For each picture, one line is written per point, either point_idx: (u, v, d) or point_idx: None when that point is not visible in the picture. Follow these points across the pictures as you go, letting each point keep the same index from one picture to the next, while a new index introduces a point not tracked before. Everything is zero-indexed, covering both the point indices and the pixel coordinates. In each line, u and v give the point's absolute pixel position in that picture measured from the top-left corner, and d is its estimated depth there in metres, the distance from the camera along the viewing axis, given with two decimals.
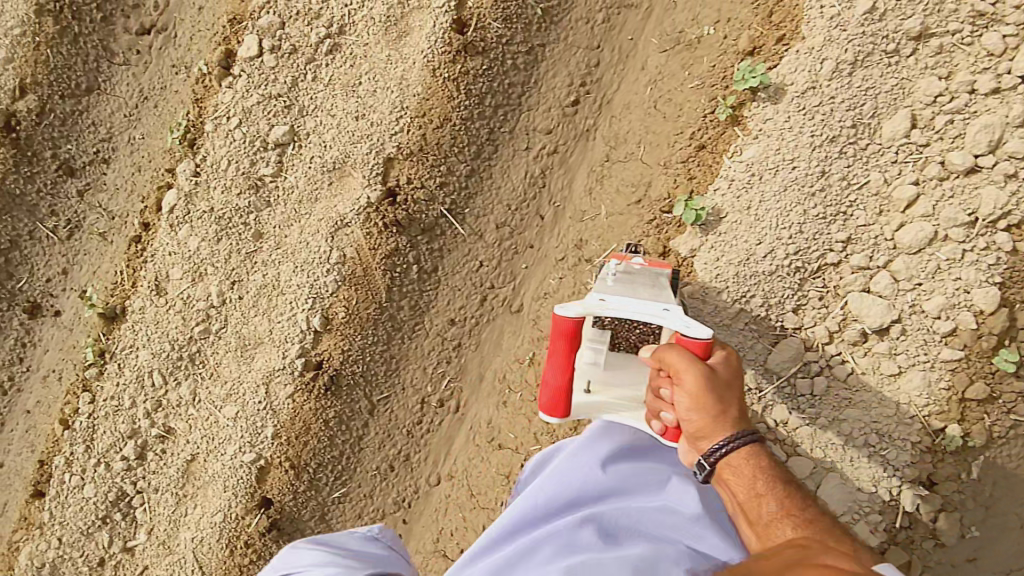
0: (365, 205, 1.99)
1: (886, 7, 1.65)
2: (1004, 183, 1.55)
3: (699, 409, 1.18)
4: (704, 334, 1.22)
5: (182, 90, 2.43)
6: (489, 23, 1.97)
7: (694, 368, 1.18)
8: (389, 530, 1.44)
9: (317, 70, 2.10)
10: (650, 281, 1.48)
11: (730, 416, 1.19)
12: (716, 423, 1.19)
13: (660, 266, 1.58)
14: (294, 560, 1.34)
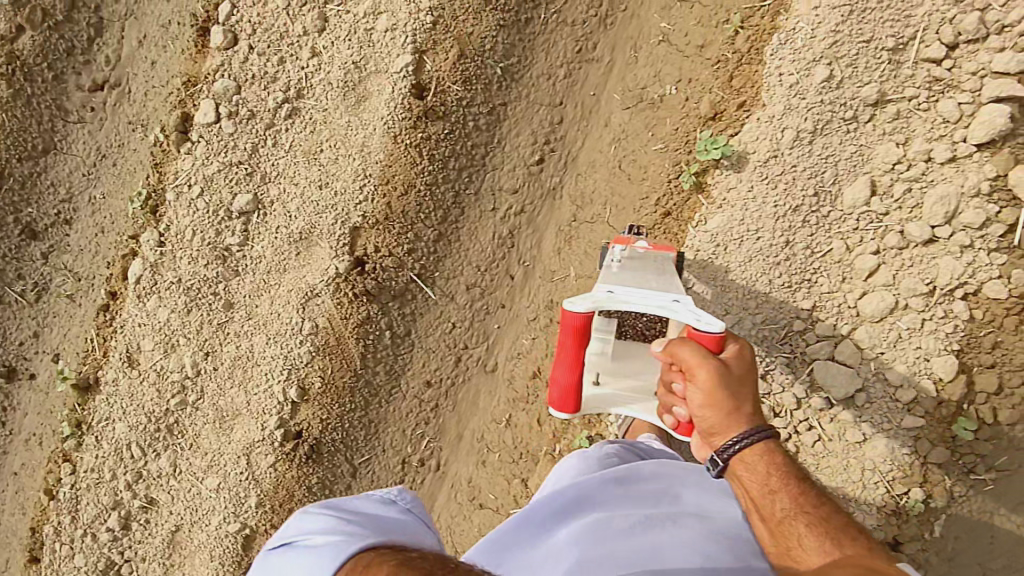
0: (333, 276, 1.99)
1: (844, 75, 1.65)
2: (960, 254, 1.59)
3: (711, 404, 1.15)
4: (718, 327, 1.19)
5: (139, 146, 2.36)
6: (448, 86, 1.94)
7: (706, 364, 1.15)
8: (413, 491, 1.08)
9: (278, 135, 2.06)
10: (655, 265, 1.48)
11: (743, 411, 1.16)
12: (728, 418, 1.15)
13: (664, 250, 1.57)
14: (297, 529, 0.97)
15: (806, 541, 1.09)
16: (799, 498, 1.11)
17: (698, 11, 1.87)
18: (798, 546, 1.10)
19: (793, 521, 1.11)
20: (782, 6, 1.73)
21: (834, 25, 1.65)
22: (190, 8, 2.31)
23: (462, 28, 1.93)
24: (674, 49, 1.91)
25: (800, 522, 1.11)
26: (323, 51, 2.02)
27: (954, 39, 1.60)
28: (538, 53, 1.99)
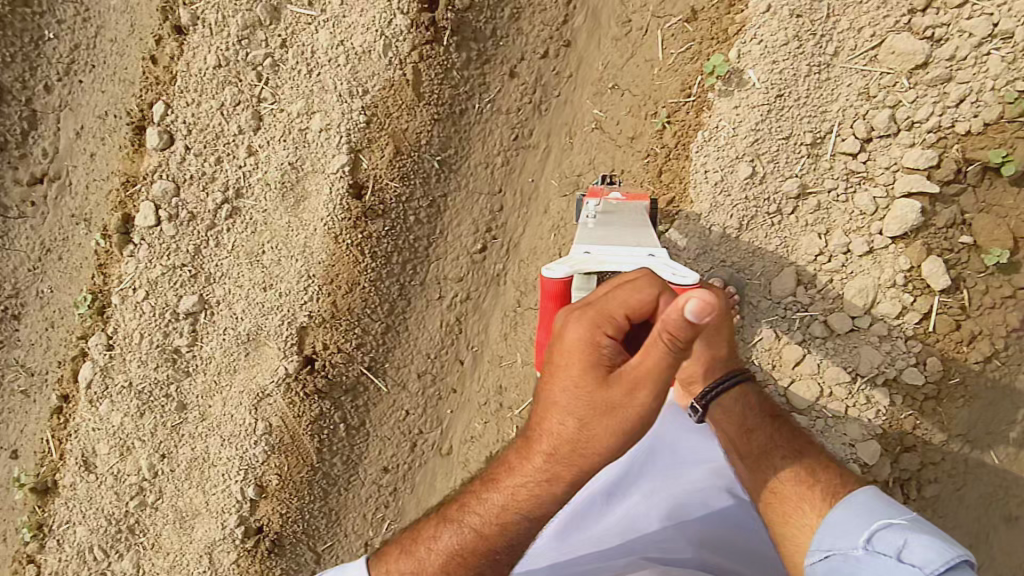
0: (283, 377, 2.02)
1: (766, 171, 1.70)
2: (880, 343, 1.66)
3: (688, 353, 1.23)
4: (692, 280, 1.23)
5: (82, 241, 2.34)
6: (386, 184, 1.95)
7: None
8: None
9: (219, 235, 2.07)
10: (630, 215, 1.51)
11: (717, 358, 1.24)
12: (707, 366, 1.24)
13: (638, 200, 1.61)
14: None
15: (782, 475, 1.21)
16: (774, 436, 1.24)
17: (629, 100, 1.89)
18: (775, 479, 1.22)
19: (768, 457, 1.23)
20: (704, 102, 1.76)
21: (754, 123, 1.69)
22: (126, 100, 2.29)
23: (396, 125, 1.93)
24: (607, 137, 1.92)
25: (776, 457, 1.23)
26: (259, 150, 2.03)
27: (868, 134, 1.66)
28: (474, 142, 2.00)
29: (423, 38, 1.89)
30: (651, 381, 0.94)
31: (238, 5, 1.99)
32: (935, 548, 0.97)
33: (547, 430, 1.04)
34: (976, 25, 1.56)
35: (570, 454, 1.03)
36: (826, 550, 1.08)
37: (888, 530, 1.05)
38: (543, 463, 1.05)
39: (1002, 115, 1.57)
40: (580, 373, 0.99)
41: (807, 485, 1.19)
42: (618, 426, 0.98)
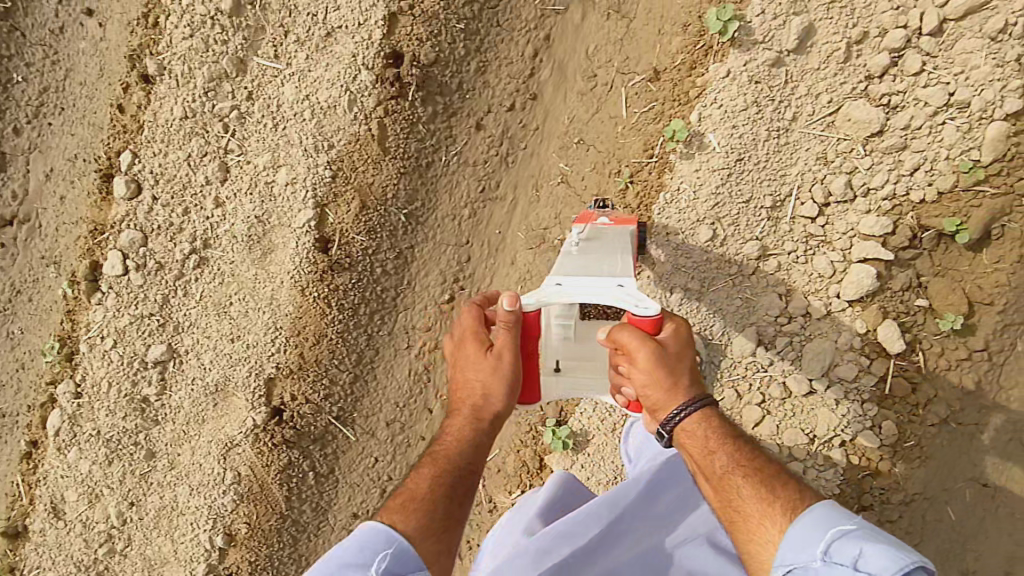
0: (251, 428, 2.02)
1: (726, 234, 1.72)
2: (836, 406, 1.68)
3: (653, 385, 1.20)
4: (654, 311, 1.21)
5: (52, 283, 2.27)
6: (352, 237, 1.96)
7: (644, 345, 1.19)
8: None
9: (187, 285, 2.07)
10: (613, 242, 1.49)
11: (681, 384, 1.21)
12: (670, 392, 1.21)
13: (626, 225, 1.58)
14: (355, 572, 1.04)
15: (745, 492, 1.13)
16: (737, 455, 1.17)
17: (594, 156, 1.90)
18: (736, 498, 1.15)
19: (729, 476, 1.16)
20: (666, 163, 1.78)
21: (714, 186, 1.70)
22: (96, 144, 2.26)
23: (362, 180, 1.94)
24: (573, 191, 1.94)
25: (736, 476, 1.15)
26: (226, 202, 2.03)
27: (826, 199, 1.67)
28: (441, 194, 2.01)
29: (388, 93, 1.90)
30: (508, 340, 1.22)
31: (205, 57, 1.99)
32: (890, 554, 0.89)
33: (469, 395, 1.26)
34: (931, 94, 1.59)
35: (483, 410, 1.24)
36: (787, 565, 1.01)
37: (847, 539, 0.97)
38: (469, 422, 1.25)
39: (956, 184, 1.60)
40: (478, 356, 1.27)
41: (767, 502, 1.11)
42: (502, 376, 1.24)
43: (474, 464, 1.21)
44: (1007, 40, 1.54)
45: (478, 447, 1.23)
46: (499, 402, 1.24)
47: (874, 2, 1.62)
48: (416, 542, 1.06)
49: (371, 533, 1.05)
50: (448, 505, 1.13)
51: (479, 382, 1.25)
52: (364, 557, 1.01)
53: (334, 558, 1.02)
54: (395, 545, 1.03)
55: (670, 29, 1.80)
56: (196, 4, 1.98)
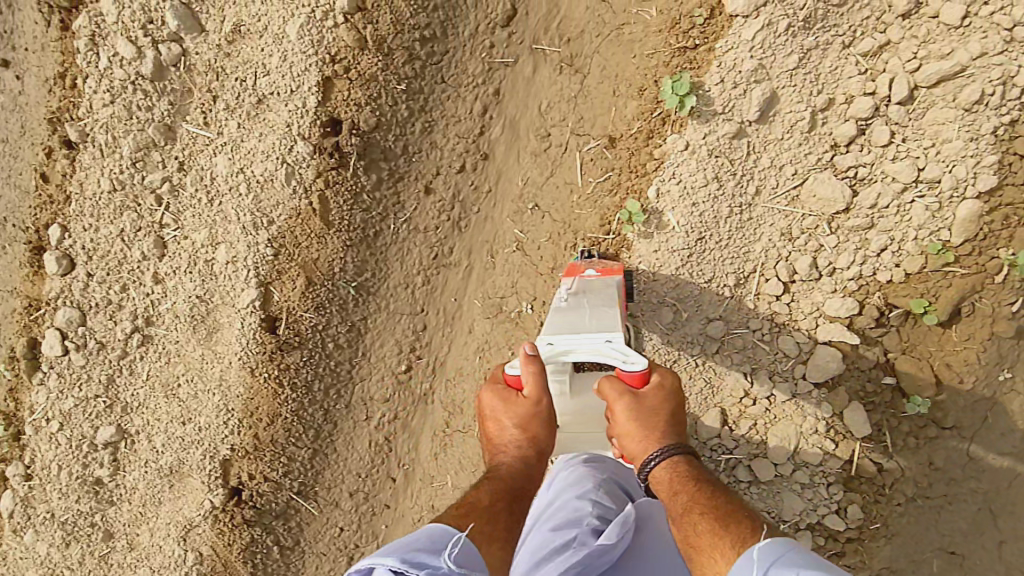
0: (209, 509, 1.98)
1: (688, 315, 1.65)
2: (802, 490, 1.64)
3: (627, 432, 1.20)
4: (641, 364, 1.21)
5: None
6: (300, 315, 1.86)
7: (622, 398, 1.21)
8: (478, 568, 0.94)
9: (132, 364, 1.99)
10: (603, 294, 1.41)
11: (655, 432, 1.20)
12: (644, 440, 1.20)
13: (613, 273, 1.52)
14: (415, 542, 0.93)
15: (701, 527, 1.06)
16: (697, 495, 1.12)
17: (549, 225, 1.80)
18: (693, 534, 1.08)
19: (687, 513, 1.10)
20: (624, 242, 1.69)
21: (674, 268, 1.63)
22: (23, 209, 1.97)
23: (307, 256, 1.83)
24: (529, 260, 1.83)
25: (692, 513, 1.09)
26: (166, 278, 1.92)
27: (790, 277, 1.60)
28: (392, 263, 1.89)
29: (327, 164, 1.77)
30: (541, 384, 1.23)
31: (128, 125, 1.83)
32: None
33: (506, 439, 1.26)
34: (900, 169, 1.50)
35: (529, 449, 1.25)
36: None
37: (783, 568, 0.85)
38: (517, 457, 1.25)
39: (924, 266, 1.53)
40: (507, 406, 1.26)
41: (717, 534, 1.03)
42: (540, 419, 1.24)
43: (527, 489, 1.21)
44: (983, 109, 1.44)
45: (529, 478, 1.24)
46: (544, 440, 1.26)
47: (840, 66, 1.51)
48: (481, 545, 1.02)
49: (439, 530, 0.98)
50: (510, 520, 1.12)
51: (516, 426, 1.24)
52: (436, 544, 0.93)
53: (400, 542, 0.93)
54: (466, 541, 0.98)
55: (625, 90, 1.68)
56: (114, 66, 1.79)
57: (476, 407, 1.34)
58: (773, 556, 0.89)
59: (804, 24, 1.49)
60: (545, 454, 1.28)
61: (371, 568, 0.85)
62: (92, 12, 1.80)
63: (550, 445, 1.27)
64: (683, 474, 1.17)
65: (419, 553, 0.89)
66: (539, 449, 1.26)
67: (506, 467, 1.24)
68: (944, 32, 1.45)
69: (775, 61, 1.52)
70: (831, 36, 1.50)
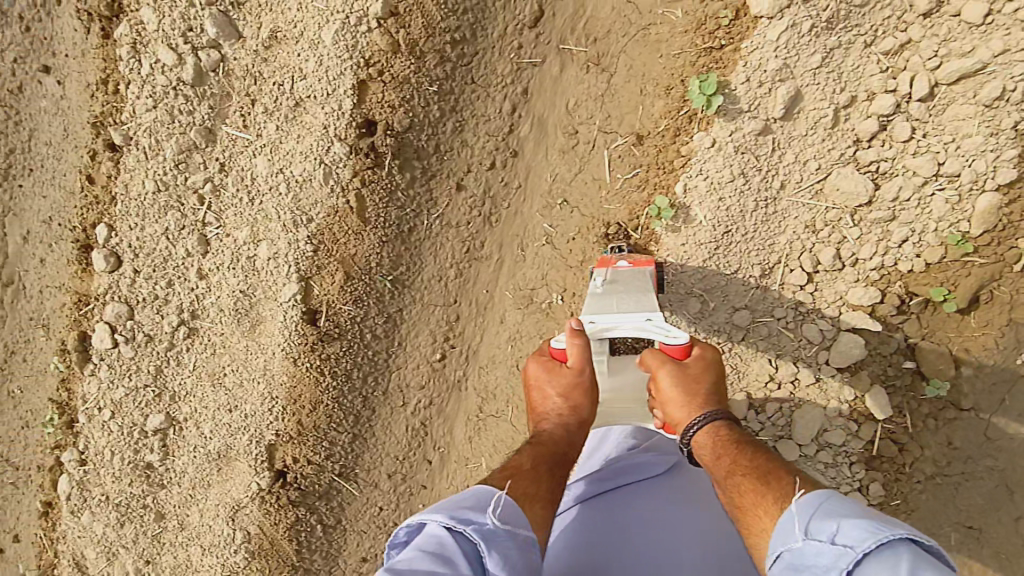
0: (257, 491, 2.08)
1: (714, 305, 1.72)
2: (824, 468, 1.74)
3: (671, 398, 1.29)
4: (684, 338, 1.32)
5: (43, 347, 2.14)
6: (340, 307, 1.95)
7: (667, 366, 1.30)
8: (524, 525, 1.02)
9: (179, 355, 2.08)
10: (635, 284, 1.44)
11: (698, 399, 1.28)
12: (687, 406, 1.28)
13: (644, 264, 1.54)
14: (463, 502, 1.03)
15: (745, 486, 1.14)
16: (740, 459, 1.20)
17: (579, 219, 1.86)
18: (737, 494, 1.15)
19: (730, 475, 1.18)
20: (652, 236, 1.76)
21: (701, 260, 1.70)
22: (71, 208, 2.05)
23: (346, 251, 1.91)
24: (559, 253, 1.90)
25: (736, 474, 1.17)
26: (209, 274, 2.01)
27: (813, 267, 1.67)
28: (426, 256, 1.97)
29: (364, 163, 1.83)
30: (584, 357, 1.31)
31: (171, 128, 1.89)
32: (866, 525, 0.84)
33: (548, 409, 1.34)
34: (921, 164, 1.55)
35: (570, 416, 1.32)
36: (779, 552, 0.96)
37: (826, 518, 0.92)
38: (558, 424, 1.32)
39: (944, 256, 1.60)
40: (550, 376, 1.35)
41: (760, 493, 1.10)
42: (581, 390, 1.32)
43: (567, 454, 1.28)
44: (1004, 105, 1.47)
45: (570, 444, 1.30)
46: (586, 408, 1.33)
47: (863, 64, 1.56)
48: (524, 505, 1.09)
49: (485, 490, 1.08)
50: (551, 482, 1.20)
51: (559, 395, 1.33)
52: (481, 503, 1.03)
53: (451, 501, 1.04)
54: (510, 501, 1.06)
55: (652, 89, 1.73)
56: (155, 73, 1.85)
57: (521, 381, 1.44)
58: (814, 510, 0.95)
59: (828, 24, 1.53)
60: (587, 422, 1.34)
61: (423, 523, 0.98)
62: (133, 20, 1.86)
63: (591, 413, 1.33)
64: (725, 439, 1.25)
65: (466, 511, 0.99)
66: (580, 419, 1.33)
67: (547, 434, 1.31)
68: (965, 30, 1.49)
69: (799, 60, 1.57)
70: (854, 35, 1.54)
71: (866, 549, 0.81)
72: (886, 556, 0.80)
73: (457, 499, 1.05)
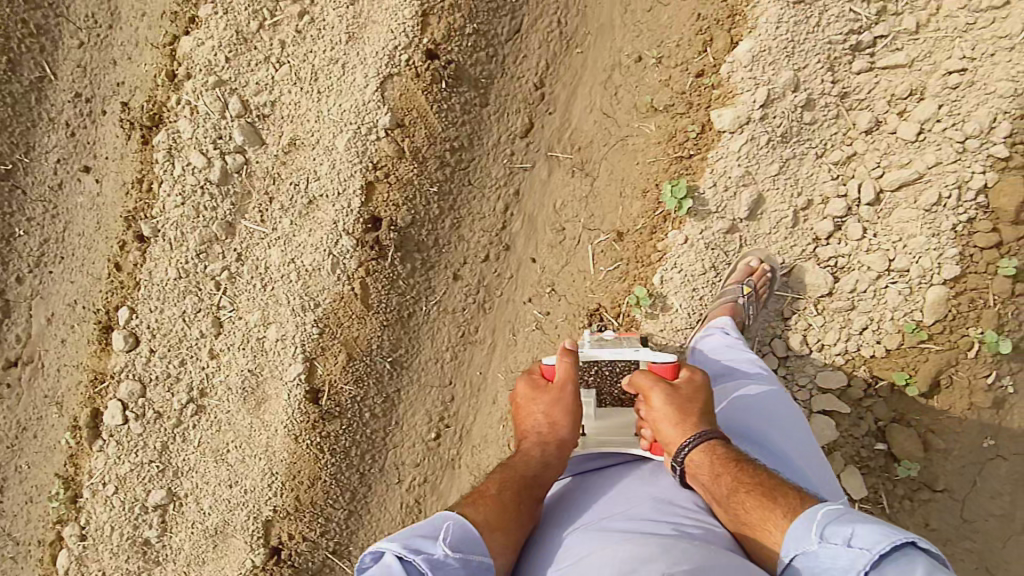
0: (251, 568, 2.13)
1: None
2: None
3: (666, 418, 1.37)
4: (671, 359, 1.46)
5: (57, 422, 2.25)
6: (341, 387, 2.07)
7: (661, 388, 1.40)
8: (476, 548, 1.16)
9: (185, 432, 2.18)
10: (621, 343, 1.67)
11: (692, 419, 1.36)
12: (681, 425, 1.36)
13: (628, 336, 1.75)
14: (420, 531, 1.16)
15: (751, 503, 1.22)
16: (741, 477, 1.26)
17: (566, 306, 2.01)
18: (742, 511, 1.23)
19: (735, 492, 1.24)
20: (632, 322, 1.90)
21: (679, 343, 1.87)
22: (97, 292, 2.21)
23: (348, 333, 2.04)
24: (548, 337, 2.04)
25: (740, 491, 1.24)
26: (220, 354, 2.14)
27: (784, 351, 1.81)
28: (424, 340, 2.11)
29: (368, 255, 1.99)
30: (568, 375, 1.49)
31: (195, 222, 2.07)
32: (882, 532, 1.02)
33: (530, 428, 1.46)
34: (873, 260, 1.71)
35: (549, 436, 1.43)
36: (791, 555, 1.13)
37: (837, 522, 1.09)
38: (536, 443, 1.43)
39: (902, 343, 1.72)
40: (535, 395, 1.51)
41: (768, 510, 1.20)
42: (564, 407, 1.46)
43: (538, 478, 1.38)
44: (942, 210, 1.65)
45: (545, 466, 1.40)
46: (565, 430, 1.44)
47: (815, 173, 1.75)
48: (483, 534, 1.19)
49: (442, 517, 1.21)
50: (517, 506, 1.30)
51: (543, 412, 1.46)
52: (436, 531, 1.16)
53: (410, 530, 1.17)
54: (466, 526, 1.18)
55: (630, 192, 1.92)
56: (186, 174, 2.06)
57: (510, 404, 1.57)
58: (823, 516, 1.12)
59: (783, 138, 1.74)
60: (566, 444, 1.44)
61: (380, 552, 1.12)
62: (171, 129, 2.09)
63: (570, 437, 1.44)
64: (722, 454, 1.31)
65: (419, 541, 1.12)
66: (560, 439, 1.44)
67: (526, 451, 1.43)
68: (902, 146, 1.69)
69: (759, 168, 1.76)
70: (806, 148, 1.75)
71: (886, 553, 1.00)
72: (901, 560, 1.00)
73: (415, 527, 1.18)
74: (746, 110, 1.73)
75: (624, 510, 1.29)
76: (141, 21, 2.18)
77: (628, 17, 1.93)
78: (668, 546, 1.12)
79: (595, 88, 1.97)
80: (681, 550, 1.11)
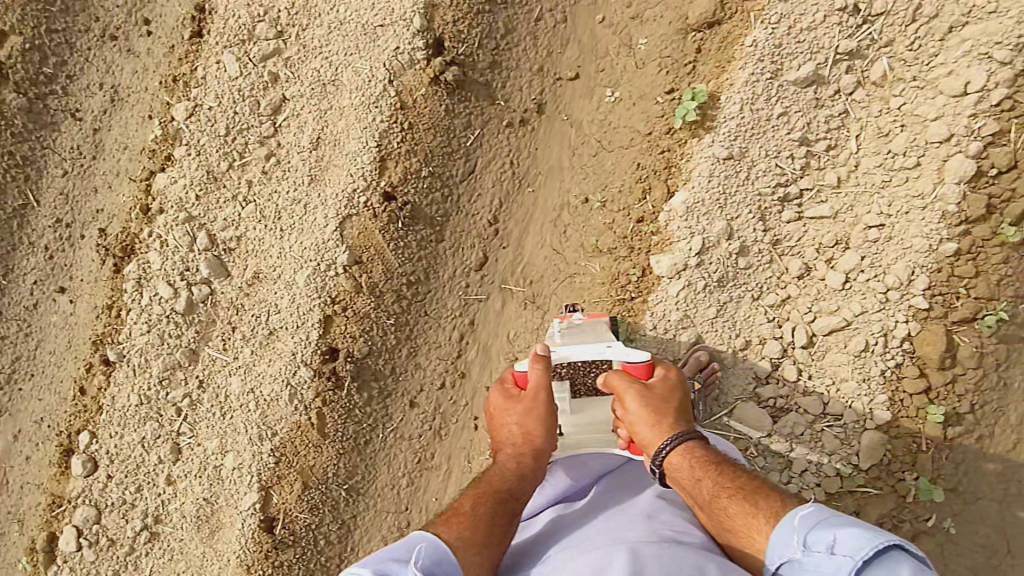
0: None
1: None
2: None
3: (642, 420, 1.45)
4: (643, 359, 1.51)
5: (14, 543, 2.23)
6: (296, 515, 2.07)
7: (633, 390, 1.48)
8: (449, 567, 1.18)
9: (138, 559, 2.17)
10: (591, 329, 1.62)
11: (666, 420, 1.46)
12: (657, 427, 1.44)
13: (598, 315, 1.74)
14: (392, 553, 1.17)
15: (732, 506, 1.31)
16: (720, 481, 1.36)
17: None
18: (723, 514, 1.32)
19: (716, 496, 1.34)
20: None
21: None
22: (63, 412, 2.25)
23: (304, 462, 2.07)
24: None
25: (722, 496, 1.33)
26: (177, 480, 2.15)
27: None
28: (380, 466, 2.13)
29: (325, 385, 2.05)
30: (541, 381, 1.51)
31: (159, 349, 2.13)
32: (862, 537, 1.03)
33: (505, 437, 1.53)
34: (809, 402, 1.77)
35: (525, 447, 1.51)
36: (780, 561, 1.16)
37: (821, 527, 1.12)
38: (513, 453, 1.51)
39: (840, 486, 1.75)
40: (507, 405, 1.56)
41: (748, 512, 1.28)
42: (536, 417, 1.51)
43: (514, 490, 1.45)
44: (871, 356, 1.73)
45: (520, 477, 1.47)
46: (540, 440, 1.51)
47: (752, 315, 1.82)
48: (457, 552, 1.23)
49: (412, 541, 1.22)
50: (491, 521, 1.35)
51: (516, 422, 1.52)
52: (408, 554, 1.17)
53: (380, 553, 1.18)
54: (438, 549, 1.20)
55: None
56: (153, 304, 2.13)
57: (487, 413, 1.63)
58: (809, 522, 1.15)
59: (719, 282, 1.82)
60: (542, 453, 1.51)
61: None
62: (142, 259, 2.16)
63: (546, 445, 1.51)
64: (698, 455, 1.41)
65: (391, 564, 1.13)
66: (535, 448, 1.51)
67: (504, 465, 1.50)
68: (831, 293, 1.78)
69: (698, 311, 1.83)
70: (742, 292, 1.82)
71: (864, 558, 1.00)
72: (883, 563, 0.99)
73: (387, 549, 1.19)
74: (683, 257, 1.82)
75: (607, 527, 1.34)
76: (124, 153, 2.24)
77: (576, 160, 2.04)
78: (644, 551, 1.16)
79: (546, 225, 2.06)
80: (654, 556, 1.14)
